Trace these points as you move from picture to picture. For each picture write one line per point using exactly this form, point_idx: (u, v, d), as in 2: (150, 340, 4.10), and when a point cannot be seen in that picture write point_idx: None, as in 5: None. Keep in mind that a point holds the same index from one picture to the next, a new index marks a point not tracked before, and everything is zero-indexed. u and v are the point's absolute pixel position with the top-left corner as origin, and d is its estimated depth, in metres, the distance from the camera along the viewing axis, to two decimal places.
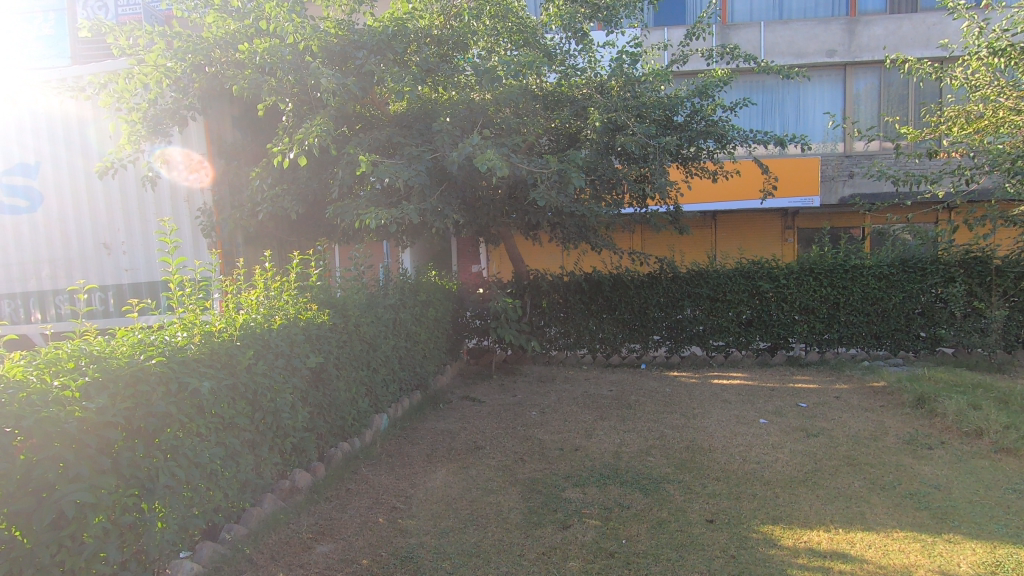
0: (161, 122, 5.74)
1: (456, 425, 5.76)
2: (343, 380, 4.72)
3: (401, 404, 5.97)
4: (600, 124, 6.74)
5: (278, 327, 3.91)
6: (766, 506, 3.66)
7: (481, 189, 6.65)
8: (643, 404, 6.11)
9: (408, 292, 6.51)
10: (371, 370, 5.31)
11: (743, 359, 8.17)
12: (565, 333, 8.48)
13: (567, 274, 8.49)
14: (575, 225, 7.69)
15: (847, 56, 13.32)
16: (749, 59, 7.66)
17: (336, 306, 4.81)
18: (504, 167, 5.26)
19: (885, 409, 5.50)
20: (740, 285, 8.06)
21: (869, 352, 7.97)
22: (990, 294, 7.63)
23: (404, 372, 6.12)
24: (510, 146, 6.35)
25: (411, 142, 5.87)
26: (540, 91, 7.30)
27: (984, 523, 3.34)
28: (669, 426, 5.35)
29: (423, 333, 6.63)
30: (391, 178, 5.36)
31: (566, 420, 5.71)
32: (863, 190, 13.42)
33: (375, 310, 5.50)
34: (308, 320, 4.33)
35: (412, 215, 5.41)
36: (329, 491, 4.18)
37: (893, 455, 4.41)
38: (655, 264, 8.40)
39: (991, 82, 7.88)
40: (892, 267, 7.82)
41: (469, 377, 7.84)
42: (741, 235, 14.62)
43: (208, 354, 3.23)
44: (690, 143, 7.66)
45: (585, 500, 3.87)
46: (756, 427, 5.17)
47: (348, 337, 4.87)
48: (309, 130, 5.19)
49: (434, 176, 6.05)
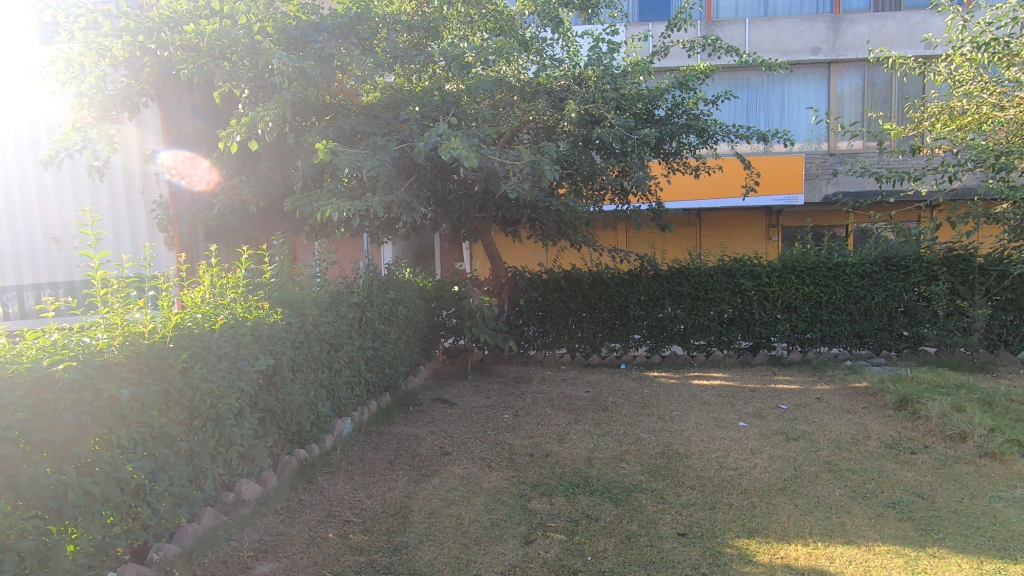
0: (110, 108, 5.44)
1: (424, 429, 5.50)
2: (299, 383, 4.46)
3: (367, 407, 5.70)
4: (577, 115, 6.52)
5: (220, 328, 3.64)
6: (742, 517, 3.44)
7: (453, 183, 6.39)
8: (620, 406, 5.89)
9: (376, 289, 6.24)
10: (332, 371, 5.03)
11: (724, 359, 8.00)
12: (544, 332, 8.25)
13: (546, 271, 8.25)
14: (553, 220, 7.44)
15: (831, 53, 13.23)
16: (731, 52, 7.48)
17: (292, 304, 4.52)
18: (471, 156, 4.99)
19: (867, 411, 5.34)
20: (722, 284, 7.89)
21: (851, 352, 7.83)
22: (973, 293, 7.50)
23: (371, 374, 5.86)
24: (482, 137, 6.10)
25: (377, 131, 5.57)
26: (517, 82, 7.11)
27: (969, 535, 3.16)
28: (645, 430, 5.13)
29: (393, 333, 6.35)
30: (353, 169, 5.06)
31: (539, 423, 5.48)
32: (846, 188, 13.36)
33: (337, 308, 5.22)
34: (256, 320, 4.02)
35: (376, 208, 5.10)
36: (279, 503, 3.92)
37: (875, 461, 4.23)
38: (636, 261, 8.18)
39: (975, 77, 7.83)
40: (875, 265, 7.68)
41: (443, 378, 7.58)
42: (725, 233, 14.50)
43: (133, 356, 2.96)
44: (671, 137, 7.45)
45: (550, 511, 3.64)
46: (735, 431, 4.97)
47: (306, 337, 4.58)
48: (258, 114, 4.91)
49: (402, 168, 5.76)
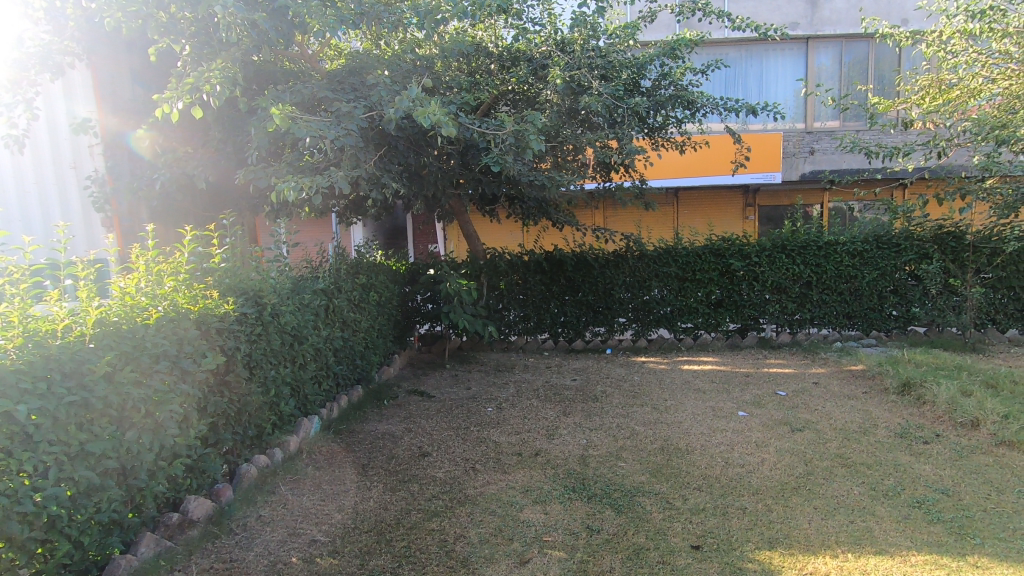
0: (27, 68, 4.70)
1: (400, 426, 5.04)
2: (255, 381, 3.93)
3: (336, 403, 5.22)
4: (562, 82, 6.05)
5: (156, 323, 3.10)
6: (759, 525, 3.09)
7: (427, 157, 5.86)
8: (611, 396, 5.52)
9: (344, 273, 5.70)
10: (296, 367, 4.52)
11: (712, 342, 7.72)
12: (525, 316, 7.83)
13: (526, 253, 7.79)
14: (534, 198, 6.97)
15: (810, 28, 12.95)
16: (721, 18, 7.02)
17: (245, 291, 3.96)
18: (449, 123, 4.44)
19: (869, 397, 5.08)
20: (710, 264, 7.58)
21: (841, 333, 7.63)
22: (964, 271, 7.31)
23: (340, 367, 5.35)
24: (458, 105, 5.58)
25: (342, 97, 4.96)
26: (494, 49, 6.68)
27: (1007, 538, 2.87)
28: (641, 423, 4.76)
29: (364, 321, 5.83)
30: (313, 138, 4.47)
31: (526, 417, 5.06)
32: (825, 166, 13.19)
33: (300, 296, 4.68)
34: (202, 313, 3.45)
35: (342, 183, 4.54)
36: (234, 521, 3.43)
37: (888, 453, 3.95)
38: (621, 241, 7.78)
39: (966, 50, 7.58)
40: (865, 243, 7.46)
41: (419, 367, 7.11)
42: (704, 212, 14.25)
43: (38, 361, 2.43)
44: (659, 109, 7.00)
45: (545, 523, 3.24)
46: (736, 422, 4.65)
47: (263, 330, 4.04)
48: (202, 74, 4.19)
49: (370, 140, 5.19)
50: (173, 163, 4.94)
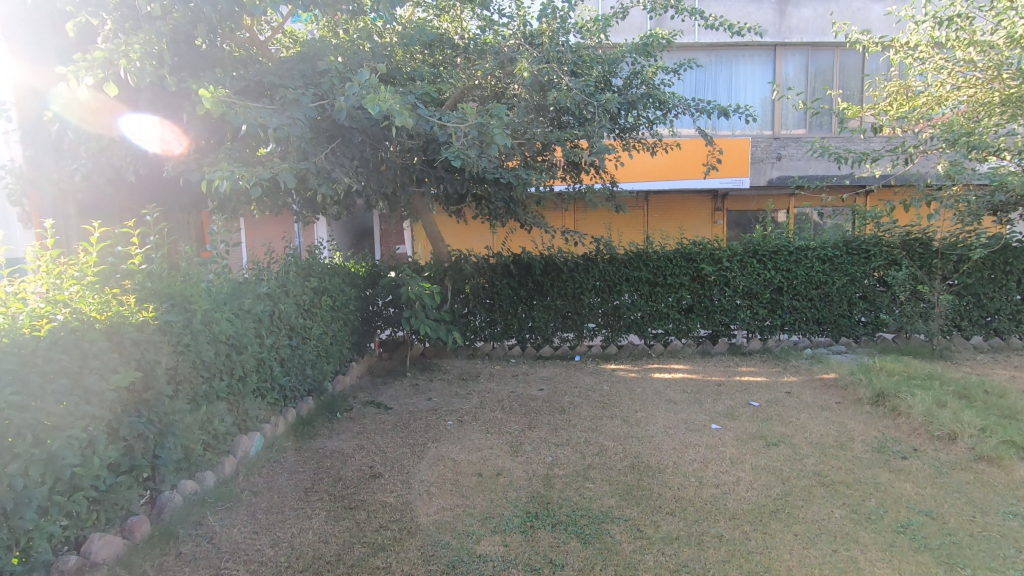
0: None
1: (351, 443, 4.65)
2: (181, 397, 3.50)
3: (282, 418, 4.79)
4: (530, 75, 5.80)
5: (49, 334, 2.67)
6: (737, 556, 2.84)
7: (385, 152, 5.49)
8: (579, 408, 5.22)
9: (294, 276, 5.28)
10: (233, 379, 4.09)
11: (683, 348, 7.53)
12: (491, 322, 7.49)
13: (493, 256, 7.45)
14: (501, 198, 6.63)
15: (778, 35, 13.00)
16: (694, 16, 6.81)
17: (171, 296, 3.53)
18: (404, 113, 4.08)
19: (843, 408, 4.92)
20: (681, 269, 7.39)
21: (811, 339, 7.54)
22: (932, 278, 7.27)
23: (288, 378, 4.92)
24: (417, 97, 5.24)
25: (290, 84, 4.55)
26: (459, 41, 6.37)
27: (999, 569, 2.68)
28: (609, 437, 4.48)
29: (316, 328, 5.41)
30: (252, 125, 4.04)
31: (488, 432, 4.73)
32: (792, 172, 13.25)
33: (239, 301, 4.25)
34: (112, 322, 3.02)
35: (286, 178, 4.13)
36: (149, 560, 3.01)
37: (867, 470, 3.76)
38: (591, 244, 7.52)
39: (933, 57, 7.50)
40: (835, 249, 7.39)
41: (378, 376, 6.71)
42: (674, 216, 14.17)
43: None
44: (630, 109, 6.77)
45: (503, 558, 2.92)
46: (708, 436, 4.41)
47: (193, 339, 3.61)
48: (116, 48, 3.79)
49: (322, 132, 4.79)
50: (96, 152, 4.35)
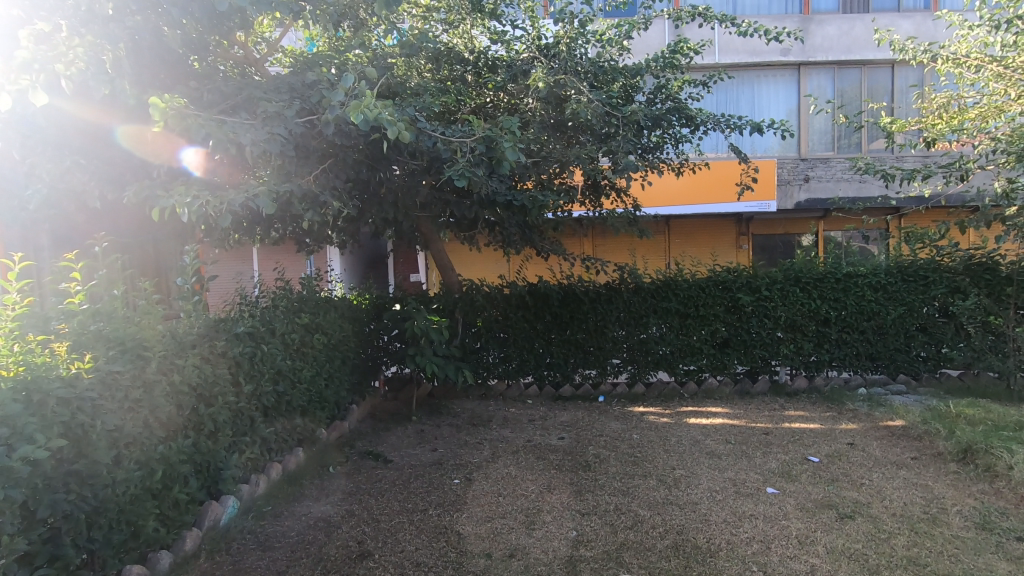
0: None
1: (341, 508, 3.99)
2: (128, 464, 2.89)
3: (263, 477, 4.14)
4: (543, 87, 5.36)
5: None
6: None
7: (386, 173, 4.95)
8: (606, 463, 4.50)
9: (282, 311, 4.70)
10: (200, 437, 3.48)
11: (719, 388, 6.76)
12: (506, 358, 6.81)
13: (506, 285, 6.82)
14: (514, 224, 6.05)
15: (801, 54, 12.44)
16: (724, 23, 6.20)
17: (116, 341, 2.94)
18: (396, 123, 3.54)
19: (921, 466, 4.17)
20: (715, 299, 6.68)
21: (864, 376, 6.73)
22: (1004, 307, 6.44)
23: (272, 430, 4.30)
24: (420, 111, 4.71)
25: (274, 96, 4.05)
26: (469, 55, 5.89)
27: None
28: (645, 504, 3.75)
29: (308, 370, 4.79)
30: (225, 142, 3.52)
31: (500, 496, 4.02)
32: (819, 195, 12.56)
33: (211, 343, 3.67)
34: (26, 377, 2.42)
35: (266, 201, 3.58)
36: None
37: (977, 557, 2.99)
38: (614, 272, 6.87)
39: (990, 63, 6.69)
40: (889, 275, 6.63)
41: (381, 420, 6.05)
42: (695, 243, 13.49)
43: None
44: (654, 126, 6.17)
45: None
46: (766, 503, 3.67)
47: (147, 392, 3.02)
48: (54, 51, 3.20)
49: (312, 149, 4.26)
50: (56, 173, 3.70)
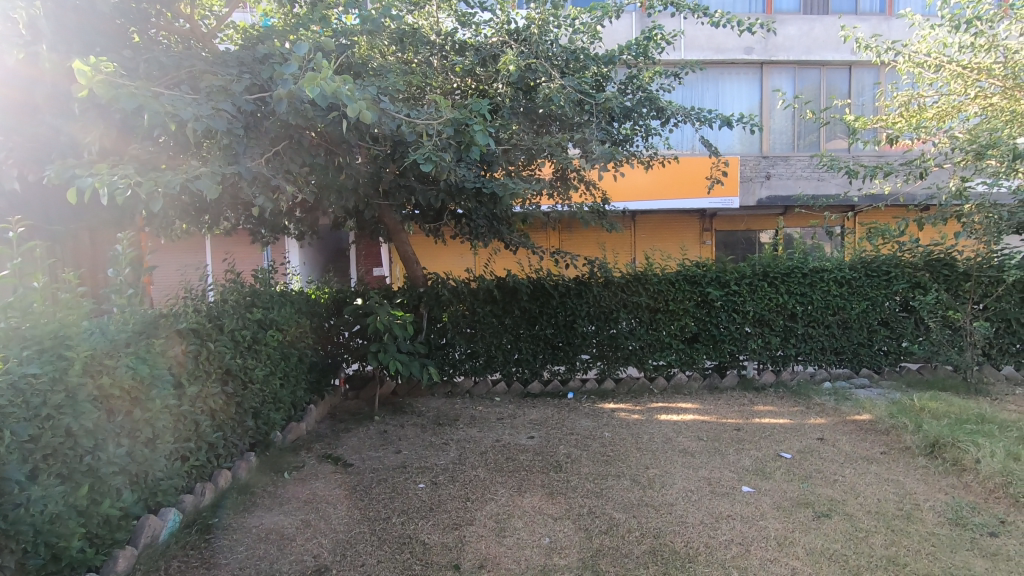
0: None
1: (297, 519, 3.69)
2: (45, 480, 2.54)
3: (210, 486, 3.80)
4: (513, 71, 5.13)
5: None
6: None
7: (346, 159, 4.65)
8: (578, 463, 4.34)
9: (231, 306, 4.35)
10: (136, 446, 3.14)
11: (688, 383, 6.72)
12: (472, 354, 6.58)
13: (473, 279, 6.57)
14: (482, 214, 5.81)
15: (763, 53, 12.59)
16: (695, 13, 6.10)
17: (32, 340, 2.60)
18: (355, 100, 3.24)
19: (890, 460, 4.17)
20: (685, 294, 6.61)
21: (829, 370, 6.82)
22: (961, 302, 6.60)
23: (220, 434, 3.95)
24: (384, 93, 4.42)
25: (222, 70, 3.70)
26: (435, 38, 5.63)
27: None
28: (619, 507, 3.60)
29: (261, 368, 4.46)
30: (163, 117, 3.16)
31: (468, 501, 3.80)
32: (781, 192, 12.74)
33: (149, 341, 3.32)
34: None
35: (211, 183, 3.25)
36: None
37: (954, 555, 2.96)
38: (583, 266, 6.71)
39: (947, 62, 6.78)
40: (853, 271, 6.70)
41: (341, 420, 5.74)
42: (660, 238, 13.54)
43: None
44: (625, 116, 6.03)
45: None
46: (741, 502, 3.58)
47: (70, 398, 2.67)
48: None
49: (265, 130, 3.92)
50: None
